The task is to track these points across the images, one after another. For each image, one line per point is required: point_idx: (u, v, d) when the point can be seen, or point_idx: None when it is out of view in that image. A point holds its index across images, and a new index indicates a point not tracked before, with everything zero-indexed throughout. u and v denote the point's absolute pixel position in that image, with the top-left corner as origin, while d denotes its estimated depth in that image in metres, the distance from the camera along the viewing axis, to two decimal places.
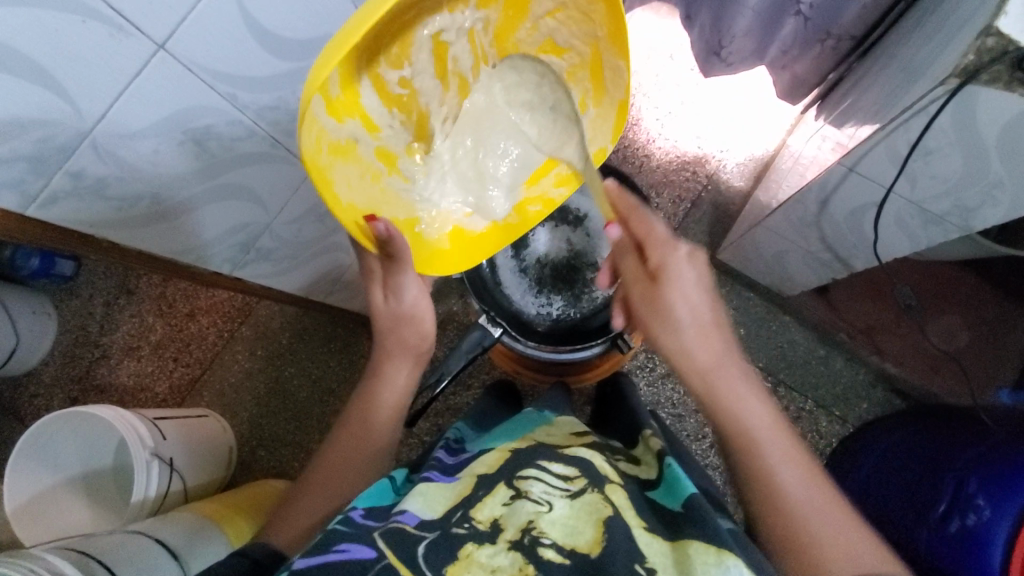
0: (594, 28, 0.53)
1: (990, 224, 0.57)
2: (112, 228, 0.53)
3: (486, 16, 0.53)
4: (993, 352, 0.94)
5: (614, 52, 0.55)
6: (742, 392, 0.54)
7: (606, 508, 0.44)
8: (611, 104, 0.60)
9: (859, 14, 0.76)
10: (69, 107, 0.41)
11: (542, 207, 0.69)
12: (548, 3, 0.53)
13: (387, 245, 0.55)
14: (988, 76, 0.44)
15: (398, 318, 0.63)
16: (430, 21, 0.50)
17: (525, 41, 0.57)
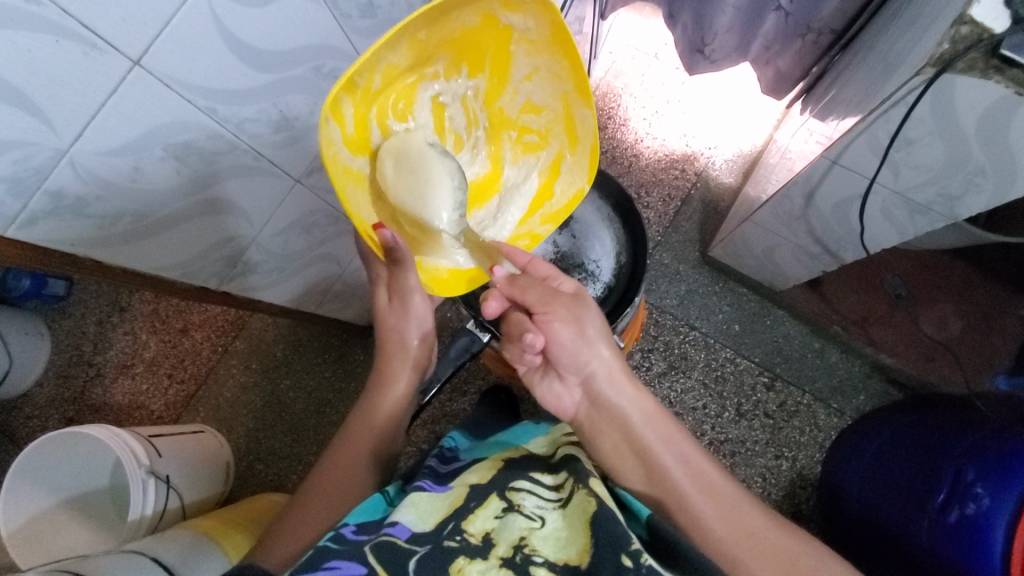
0: (565, 84, 0.59)
1: (975, 211, 0.57)
2: (95, 247, 0.52)
3: (476, 84, 0.61)
4: (986, 339, 0.93)
5: (583, 105, 0.61)
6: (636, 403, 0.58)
7: (592, 504, 0.43)
8: (586, 151, 0.65)
9: (838, 7, 0.77)
10: (45, 126, 0.40)
11: (530, 242, 0.72)
12: (526, 68, 0.59)
13: (394, 256, 0.57)
14: (963, 65, 0.45)
15: (404, 325, 0.66)
16: (429, 83, 0.58)
17: (509, 104, 0.64)
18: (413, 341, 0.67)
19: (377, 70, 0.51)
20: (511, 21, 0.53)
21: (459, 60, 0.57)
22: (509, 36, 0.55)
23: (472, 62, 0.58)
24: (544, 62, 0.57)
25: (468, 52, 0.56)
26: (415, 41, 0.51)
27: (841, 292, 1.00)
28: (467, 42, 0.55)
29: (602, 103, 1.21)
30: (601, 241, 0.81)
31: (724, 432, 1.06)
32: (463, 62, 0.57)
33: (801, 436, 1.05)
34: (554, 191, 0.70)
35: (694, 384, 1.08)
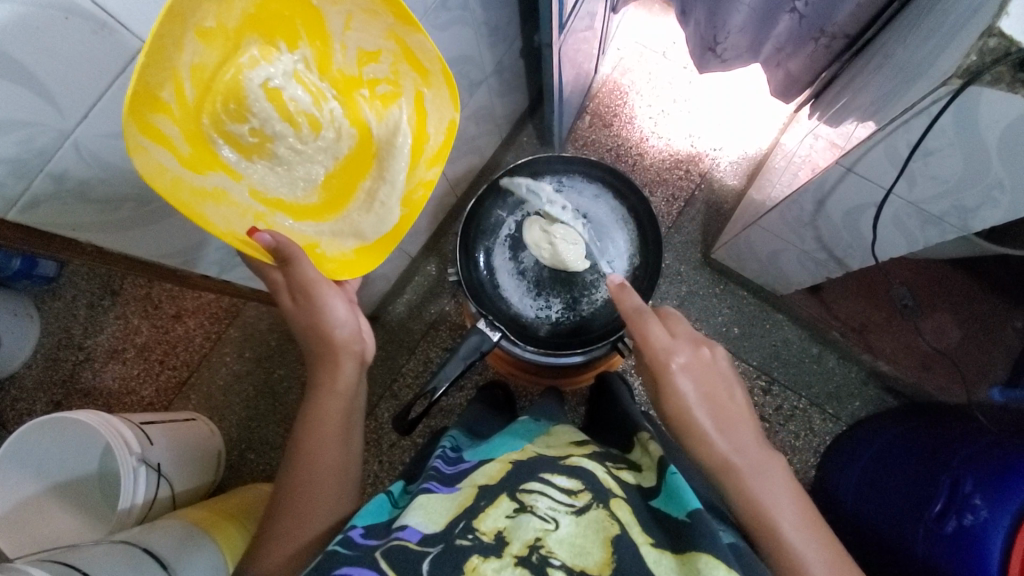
0: (385, 17, 0.50)
1: (988, 224, 0.57)
2: (96, 232, 0.51)
3: (302, 54, 0.52)
4: (987, 349, 0.94)
5: (413, 30, 0.51)
6: (772, 487, 0.49)
7: (612, 525, 0.43)
8: (440, 78, 0.55)
9: (853, 13, 0.76)
10: (50, 106, 0.39)
11: (425, 191, 0.62)
12: (340, 17, 0.50)
13: (281, 254, 0.53)
14: (991, 77, 0.44)
15: (321, 316, 0.59)
16: (250, 71, 0.48)
17: (345, 63, 0.54)
18: (340, 332, 0.61)
19: (176, 76, 0.43)
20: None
21: (269, 33, 0.49)
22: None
23: (284, 30, 0.49)
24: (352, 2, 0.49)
25: (274, 21, 0.48)
26: (205, 30, 0.43)
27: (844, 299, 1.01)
28: (264, 13, 0.47)
29: (609, 99, 1.20)
30: (614, 241, 0.81)
31: None
32: (276, 35, 0.49)
33: (797, 441, 1.06)
34: (426, 133, 0.59)
35: None
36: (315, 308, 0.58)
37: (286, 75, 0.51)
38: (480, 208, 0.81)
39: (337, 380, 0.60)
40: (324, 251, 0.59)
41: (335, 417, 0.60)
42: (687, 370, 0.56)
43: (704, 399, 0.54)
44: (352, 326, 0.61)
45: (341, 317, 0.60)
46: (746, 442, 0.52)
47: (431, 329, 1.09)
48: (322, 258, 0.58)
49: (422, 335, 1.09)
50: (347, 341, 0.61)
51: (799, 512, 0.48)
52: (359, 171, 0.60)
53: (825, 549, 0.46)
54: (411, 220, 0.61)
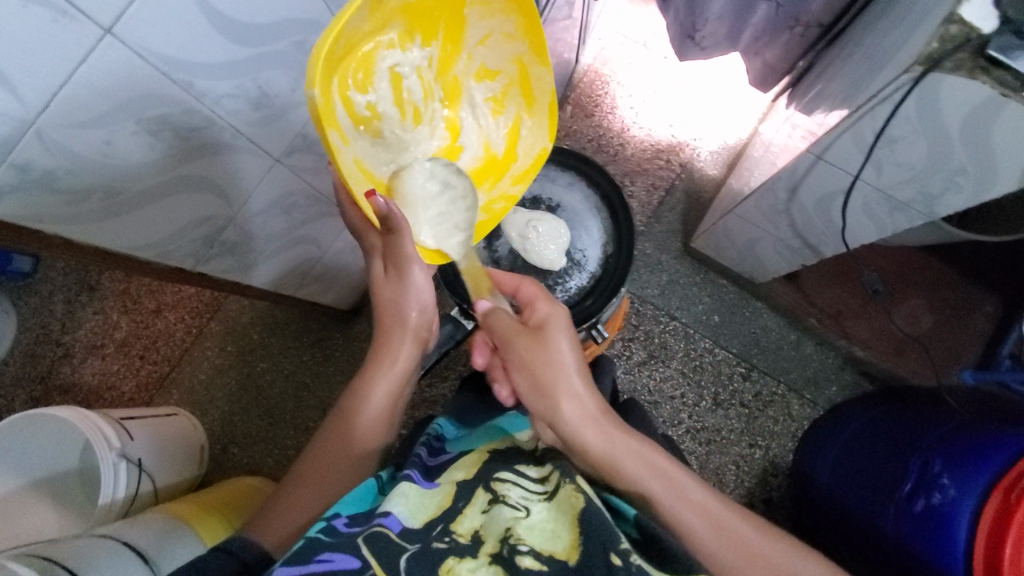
0: (519, 43, 0.58)
1: (953, 210, 0.58)
2: (64, 223, 0.50)
3: (430, 53, 0.57)
4: (953, 332, 0.97)
5: (538, 63, 0.60)
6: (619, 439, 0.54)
7: (579, 501, 0.44)
8: (545, 109, 0.64)
9: (827, 2, 0.77)
10: (10, 96, 0.38)
11: (507, 204, 0.68)
12: (480, 30, 0.57)
13: (391, 222, 0.55)
14: (950, 64, 0.45)
15: (404, 297, 0.60)
16: (386, 51, 0.53)
17: (464, 72, 0.61)
18: (412, 313, 0.61)
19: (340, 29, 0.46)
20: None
21: (411, 26, 0.53)
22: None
23: (425, 27, 0.54)
24: (497, 22, 0.56)
25: (422, 17, 0.53)
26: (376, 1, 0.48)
27: (817, 287, 1.03)
28: (418, 6, 0.51)
29: (590, 89, 1.20)
30: (588, 230, 0.81)
31: (700, 420, 1.07)
32: (417, 29, 0.54)
33: (776, 425, 1.07)
34: (517, 153, 0.67)
35: (672, 374, 1.09)
36: (399, 289, 0.59)
37: (411, 65, 0.56)
38: None
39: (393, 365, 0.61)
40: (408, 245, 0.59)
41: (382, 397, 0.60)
42: (562, 329, 0.59)
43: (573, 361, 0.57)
44: (427, 313, 0.62)
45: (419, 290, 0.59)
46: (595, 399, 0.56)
47: None
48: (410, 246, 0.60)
49: None
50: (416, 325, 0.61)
51: (648, 452, 0.54)
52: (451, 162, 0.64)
53: (671, 480, 0.53)
54: (489, 227, 0.68)
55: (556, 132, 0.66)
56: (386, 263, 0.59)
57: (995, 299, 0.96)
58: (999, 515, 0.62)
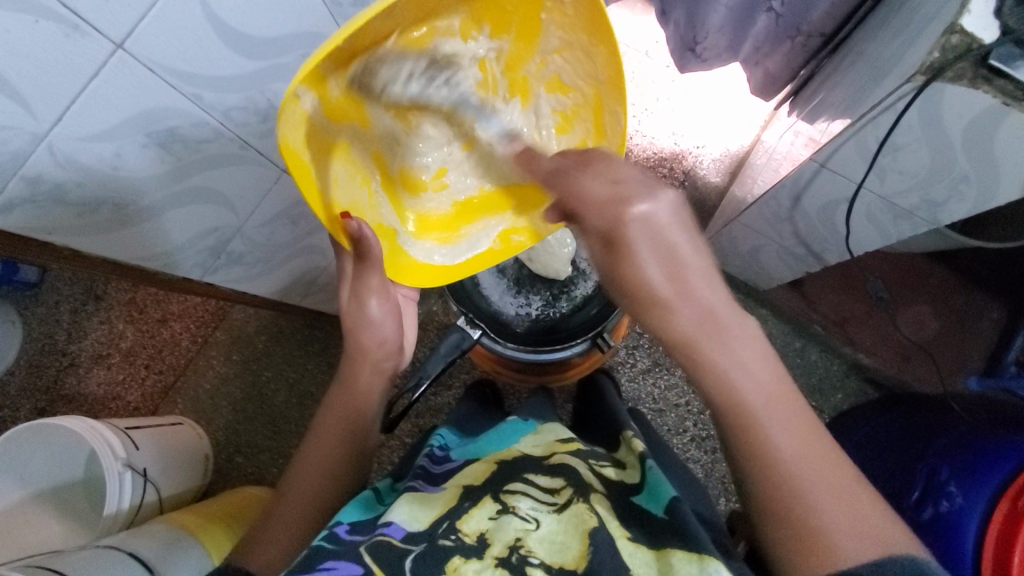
0: (597, 70, 0.53)
1: (957, 217, 0.59)
2: (73, 234, 0.51)
3: (499, 46, 0.54)
4: (961, 341, 0.96)
5: (615, 99, 0.55)
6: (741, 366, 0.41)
7: (591, 518, 0.43)
8: (609, 148, 0.59)
9: (828, 12, 0.78)
10: (23, 110, 0.39)
11: (526, 237, 0.68)
12: (556, 41, 0.52)
13: (361, 249, 0.54)
14: (952, 74, 0.45)
15: (364, 327, 0.59)
16: (442, 42, 0.51)
17: (534, 74, 0.58)
18: (374, 344, 0.59)
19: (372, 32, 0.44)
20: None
21: (479, 19, 0.51)
22: (540, 5, 0.49)
23: (494, 21, 0.51)
24: (579, 42, 0.51)
25: (493, 11, 0.50)
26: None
27: (823, 293, 1.02)
28: (487, 2, 0.49)
29: None
30: None
31: (705, 428, 1.07)
32: (485, 21, 0.51)
33: None
34: None
35: (677, 382, 1.09)
36: (357, 314, 0.58)
37: (474, 58, 0.54)
38: None
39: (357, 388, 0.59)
40: (404, 244, 0.65)
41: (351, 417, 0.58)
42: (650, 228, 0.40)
43: (663, 256, 0.40)
44: (389, 346, 0.60)
45: (375, 318, 0.58)
46: (717, 308, 0.41)
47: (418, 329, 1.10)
48: (404, 246, 0.65)
49: None
50: (376, 349, 0.59)
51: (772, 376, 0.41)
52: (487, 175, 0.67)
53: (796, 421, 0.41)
54: (493, 257, 0.68)
55: (612, 177, 0.61)
56: (350, 292, 0.59)
57: (1002, 304, 0.94)
58: (1007, 523, 0.62)
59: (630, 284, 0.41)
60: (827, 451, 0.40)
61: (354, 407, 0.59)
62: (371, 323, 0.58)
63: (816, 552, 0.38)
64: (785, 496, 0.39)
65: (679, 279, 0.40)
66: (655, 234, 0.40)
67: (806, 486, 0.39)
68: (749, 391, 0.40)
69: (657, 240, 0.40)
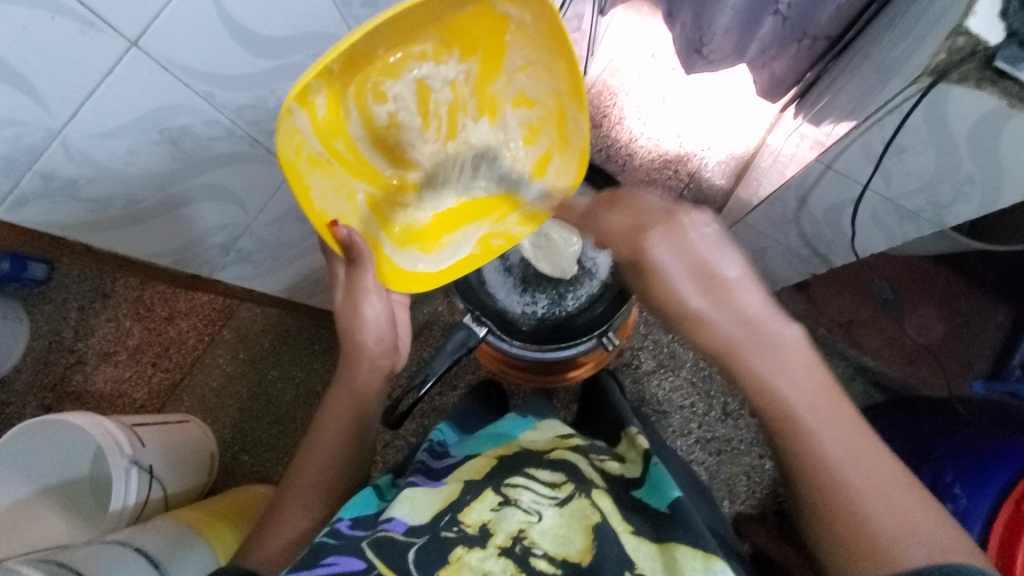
0: (560, 84, 0.55)
1: (962, 219, 0.59)
2: (85, 230, 0.51)
3: (467, 66, 0.55)
4: (966, 344, 0.96)
5: (577, 109, 0.58)
6: (774, 363, 0.44)
7: (594, 514, 0.44)
8: (575, 154, 0.62)
9: (834, 15, 0.78)
10: (38, 106, 0.39)
11: (505, 241, 0.69)
12: (520, 60, 0.54)
13: (353, 252, 0.55)
14: (958, 76, 0.46)
15: (359, 325, 0.62)
16: (416, 62, 0.51)
17: (501, 92, 0.59)
18: (369, 339, 0.62)
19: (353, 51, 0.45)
20: (509, 12, 0.49)
21: (450, 41, 0.51)
22: (504, 26, 0.51)
23: (464, 43, 0.52)
24: (540, 58, 0.53)
25: (462, 33, 0.51)
26: (398, 17, 0.44)
27: (829, 296, 1.02)
28: (457, 23, 0.50)
29: (598, 101, 1.21)
30: None
31: (709, 430, 1.07)
32: (455, 43, 0.52)
33: None
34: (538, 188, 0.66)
35: (682, 383, 1.09)
36: (354, 316, 0.61)
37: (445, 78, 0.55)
38: None
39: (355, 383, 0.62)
40: (388, 254, 0.63)
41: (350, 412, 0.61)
42: (678, 239, 0.47)
43: (692, 271, 0.46)
44: (385, 342, 0.63)
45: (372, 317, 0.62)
46: (754, 309, 0.45)
47: (423, 329, 1.10)
48: (389, 258, 0.63)
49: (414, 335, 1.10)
50: (373, 345, 0.62)
51: (821, 389, 0.43)
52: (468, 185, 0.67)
53: (838, 418, 0.43)
54: (477, 261, 0.69)
55: (582, 179, 0.64)
56: (345, 293, 0.61)
57: (1008, 309, 0.95)
58: (1012, 525, 0.62)
59: (672, 301, 0.47)
60: (873, 448, 0.42)
61: (353, 401, 0.61)
62: (366, 319, 0.61)
63: (866, 551, 0.39)
64: (835, 497, 0.40)
65: (710, 289, 0.46)
66: (689, 252, 0.46)
67: (849, 479, 0.40)
68: (789, 390, 0.43)
69: (693, 257, 0.46)
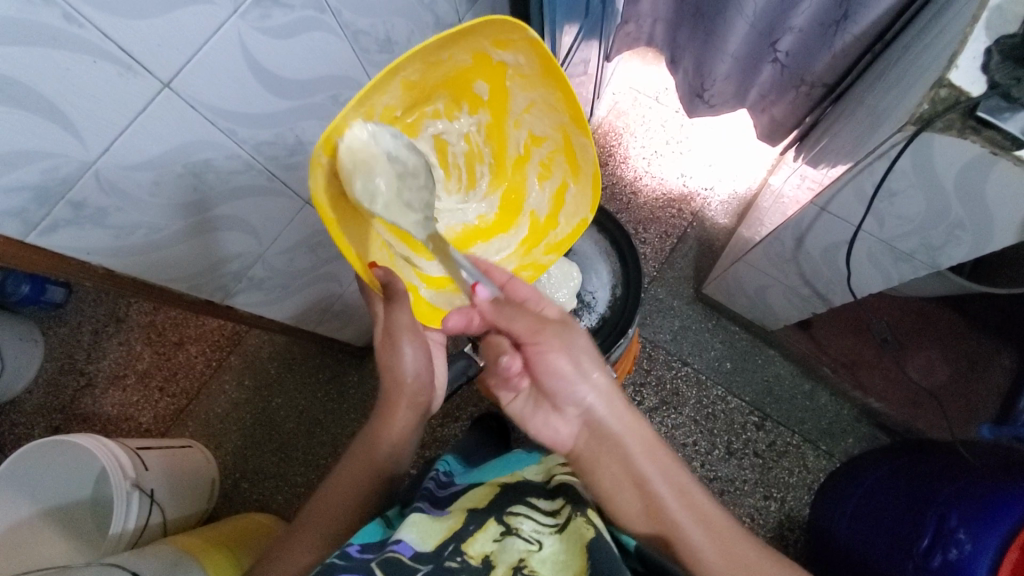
0: (562, 116, 0.58)
1: (956, 261, 0.60)
2: (109, 257, 0.54)
3: (477, 119, 0.61)
4: (970, 386, 0.97)
5: (582, 134, 0.59)
6: (625, 429, 0.54)
7: (589, 530, 0.45)
8: (588, 179, 0.63)
9: (829, 64, 0.82)
10: (74, 140, 0.42)
11: (535, 272, 0.69)
12: (524, 101, 0.58)
13: (389, 291, 0.56)
14: (941, 124, 0.48)
15: (397, 363, 0.61)
16: (430, 120, 0.59)
17: (512, 139, 0.64)
18: (408, 377, 0.62)
19: (369, 112, 0.51)
20: (504, 59, 0.53)
21: (460, 97, 0.58)
22: (503, 72, 0.55)
23: (471, 98, 0.59)
24: (540, 95, 0.56)
25: (466, 91, 0.57)
26: (407, 81, 0.51)
27: (829, 335, 1.05)
28: (462, 78, 0.55)
29: (604, 140, 1.25)
30: (598, 273, 0.82)
31: (713, 469, 1.06)
32: (462, 101, 0.58)
33: (791, 477, 1.05)
34: (559, 221, 0.68)
35: (684, 421, 1.09)
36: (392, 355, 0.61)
37: (460, 132, 0.62)
38: None
39: (394, 417, 0.62)
40: (425, 295, 0.66)
41: (384, 446, 0.62)
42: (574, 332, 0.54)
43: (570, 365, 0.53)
44: (422, 378, 0.63)
45: (412, 370, 0.62)
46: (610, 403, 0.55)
47: None
48: (429, 299, 0.67)
49: None
50: (414, 389, 0.63)
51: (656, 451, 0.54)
52: (506, 223, 0.70)
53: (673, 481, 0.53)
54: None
55: (598, 205, 0.64)
56: (383, 332, 0.62)
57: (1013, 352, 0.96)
58: None
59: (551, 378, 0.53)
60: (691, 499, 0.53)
61: (391, 438, 0.62)
62: (403, 359, 0.61)
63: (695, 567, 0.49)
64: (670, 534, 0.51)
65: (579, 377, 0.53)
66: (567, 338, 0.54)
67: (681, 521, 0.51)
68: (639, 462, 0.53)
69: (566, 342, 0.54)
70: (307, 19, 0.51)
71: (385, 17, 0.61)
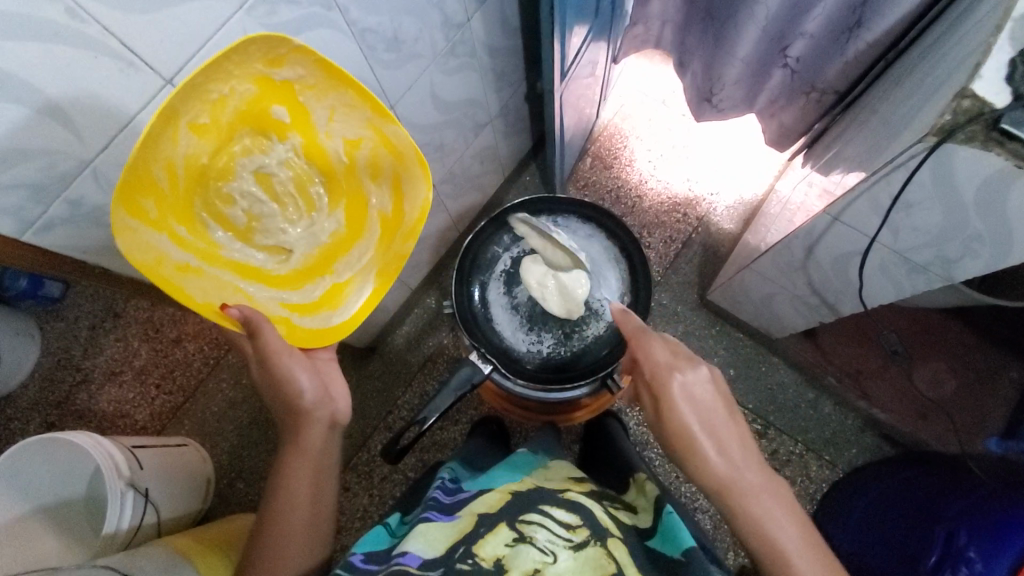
0: (364, 110, 0.51)
1: (971, 275, 0.59)
2: (106, 255, 0.53)
3: (292, 143, 0.54)
4: (980, 399, 0.95)
5: (390, 120, 0.51)
6: (763, 498, 0.50)
7: (609, 564, 0.44)
8: (415, 162, 0.54)
9: (842, 70, 0.81)
10: (73, 136, 0.41)
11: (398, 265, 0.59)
12: (323, 110, 0.51)
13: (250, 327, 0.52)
14: (964, 135, 0.46)
15: (289, 385, 0.56)
16: (242, 159, 0.52)
17: (334, 151, 0.56)
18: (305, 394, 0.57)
19: (168, 163, 0.45)
20: (284, 76, 0.47)
21: (261, 126, 0.51)
22: (291, 89, 0.49)
23: (273, 124, 0.52)
24: (335, 99, 0.50)
25: (262, 117, 0.50)
26: (196, 125, 0.46)
27: (839, 346, 1.04)
28: (253, 111, 0.49)
29: (610, 143, 1.24)
30: (607, 280, 0.81)
31: None
32: (267, 128, 0.52)
33: (793, 487, 1.05)
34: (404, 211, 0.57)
35: None
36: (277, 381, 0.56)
37: (278, 162, 0.54)
38: (477, 242, 0.82)
39: (302, 442, 0.58)
40: (297, 324, 0.58)
41: (304, 475, 0.58)
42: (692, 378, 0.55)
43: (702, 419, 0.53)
44: (316, 393, 0.57)
45: (306, 393, 0.57)
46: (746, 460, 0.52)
47: (428, 361, 1.10)
48: (300, 329, 0.58)
49: (419, 367, 1.10)
50: (311, 406, 0.58)
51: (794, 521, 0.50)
52: (360, 231, 0.60)
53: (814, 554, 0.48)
54: (381, 294, 0.60)
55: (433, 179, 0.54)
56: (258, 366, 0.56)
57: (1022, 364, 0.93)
58: None
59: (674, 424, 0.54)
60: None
61: (310, 464, 0.58)
62: (296, 377, 0.56)
63: None
64: None
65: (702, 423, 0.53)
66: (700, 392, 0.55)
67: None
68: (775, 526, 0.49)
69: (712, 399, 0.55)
70: (313, 15, 0.50)
71: (393, 16, 0.60)
